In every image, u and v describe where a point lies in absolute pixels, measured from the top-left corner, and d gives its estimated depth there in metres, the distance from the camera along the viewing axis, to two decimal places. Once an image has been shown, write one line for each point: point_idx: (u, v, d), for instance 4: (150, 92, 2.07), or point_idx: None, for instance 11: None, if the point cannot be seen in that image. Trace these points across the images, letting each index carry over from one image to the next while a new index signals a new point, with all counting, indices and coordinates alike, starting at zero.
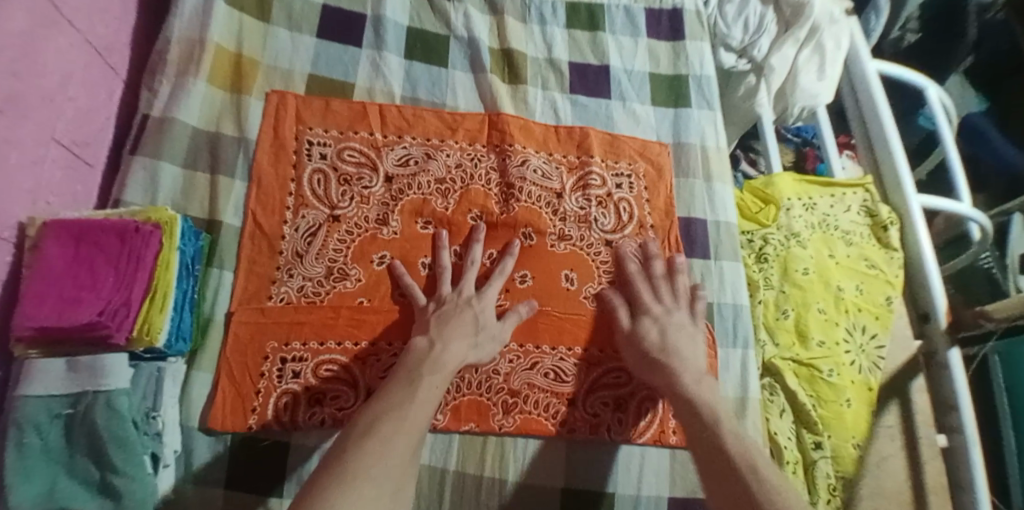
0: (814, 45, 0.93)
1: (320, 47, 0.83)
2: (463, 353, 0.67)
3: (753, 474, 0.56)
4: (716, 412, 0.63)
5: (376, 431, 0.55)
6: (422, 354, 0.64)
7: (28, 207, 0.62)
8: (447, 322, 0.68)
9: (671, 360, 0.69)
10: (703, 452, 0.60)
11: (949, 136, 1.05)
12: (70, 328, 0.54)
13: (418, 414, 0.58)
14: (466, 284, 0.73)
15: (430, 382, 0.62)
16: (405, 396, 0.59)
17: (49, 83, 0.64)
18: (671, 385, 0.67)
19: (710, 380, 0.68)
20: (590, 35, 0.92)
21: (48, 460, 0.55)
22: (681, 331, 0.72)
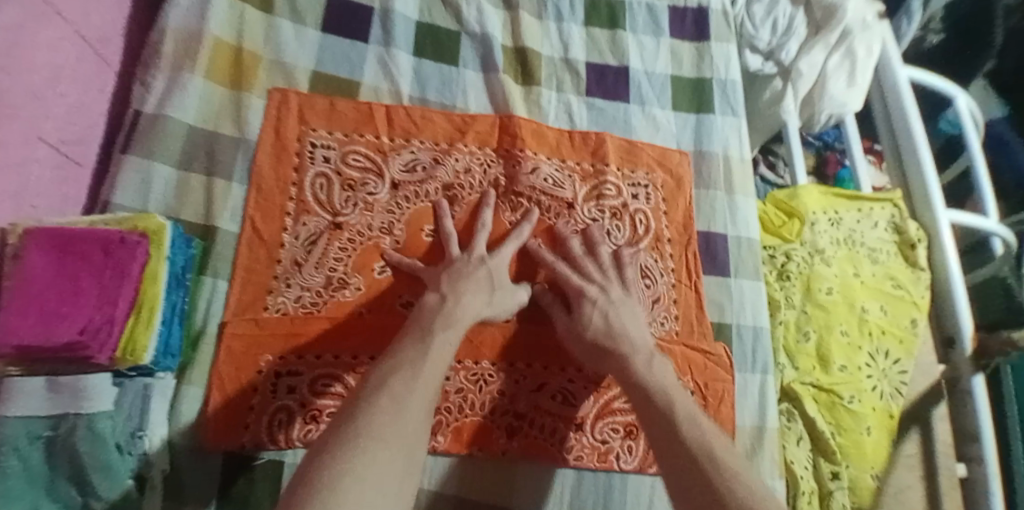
0: (845, 50, 0.88)
1: (324, 42, 0.79)
2: (477, 308, 0.63)
3: (712, 465, 0.50)
4: (670, 394, 0.58)
5: (387, 387, 0.50)
6: (435, 310, 0.60)
7: (10, 213, 0.58)
8: (459, 279, 0.64)
9: (623, 340, 0.63)
10: (660, 442, 0.54)
11: (976, 145, 1.00)
12: (49, 348, 0.50)
13: (432, 373, 0.53)
14: (479, 243, 0.69)
15: (443, 339, 0.57)
16: (418, 352, 0.55)
17: (36, 80, 0.60)
18: (622, 374, 0.61)
19: (660, 359, 0.63)
20: (609, 34, 0.87)
21: (31, 479, 0.52)
22: (641, 308, 0.67)
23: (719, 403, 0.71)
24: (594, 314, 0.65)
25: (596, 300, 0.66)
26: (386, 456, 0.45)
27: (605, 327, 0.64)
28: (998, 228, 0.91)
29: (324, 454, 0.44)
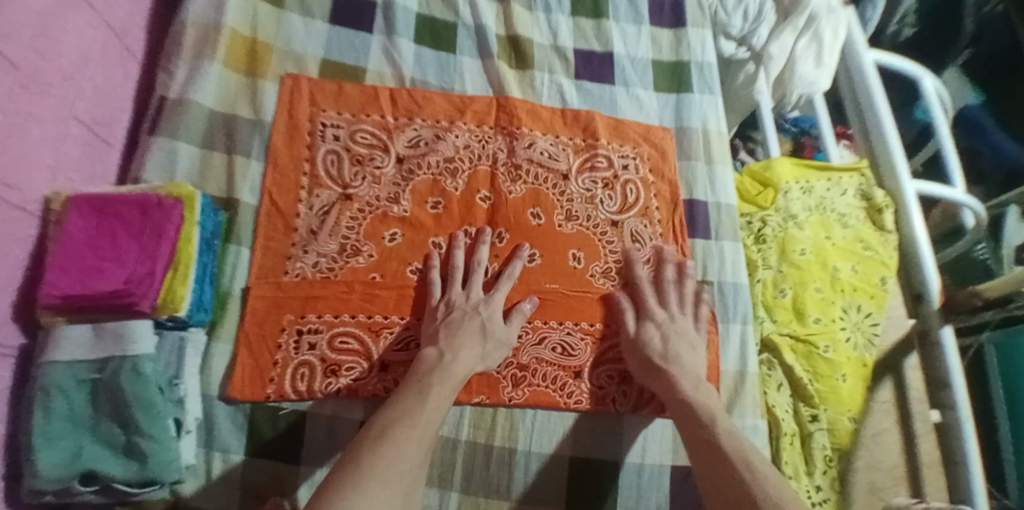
0: (811, 34, 0.96)
1: (332, 33, 0.86)
2: (473, 362, 0.68)
3: (746, 467, 0.59)
4: (713, 413, 0.66)
5: (389, 436, 0.57)
6: (432, 365, 0.66)
7: (50, 181, 0.64)
8: (455, 331, 0.69)
9: (670, 366, 0.71)
10: (703, 452, 0.63)
11: (946, 130, 1.09)
12: (95, 296, 0.57)
13: (427, 422, 0.60)
14: (473, 285, 0.74)
15: (440, 391, 0.64)
16: (416, 402, 0.62)
17: (69, 63, 0.66)
18: (670, 392, 0.69)
19: (707, 385, 0.70)
20: (594, 23, 0.94)
21: (75, 423, 0.57)
22: (679, 338, 0.74)
23: (704, 351, 0.77)
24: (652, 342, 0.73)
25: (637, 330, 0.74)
26: (387, 496, 0.52)
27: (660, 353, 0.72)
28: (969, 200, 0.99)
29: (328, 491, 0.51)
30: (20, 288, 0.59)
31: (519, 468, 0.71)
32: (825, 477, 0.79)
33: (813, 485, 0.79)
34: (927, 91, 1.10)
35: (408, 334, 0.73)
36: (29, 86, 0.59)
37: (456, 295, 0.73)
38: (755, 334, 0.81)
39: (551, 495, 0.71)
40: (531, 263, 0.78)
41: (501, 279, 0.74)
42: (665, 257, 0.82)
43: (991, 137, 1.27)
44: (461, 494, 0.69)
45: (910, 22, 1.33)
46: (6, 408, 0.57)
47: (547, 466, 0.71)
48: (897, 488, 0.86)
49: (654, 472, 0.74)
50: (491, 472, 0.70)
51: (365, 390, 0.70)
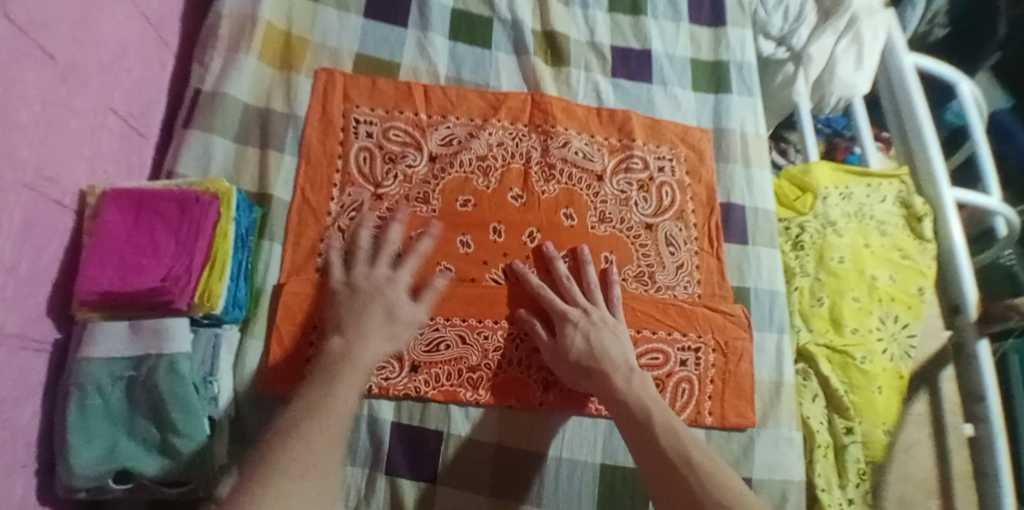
0: (852, 36, 0.93)
1: (367, 27, 0.84)
2: (382, 347, 0.65)
3: (690, 470, 0.58)
4: (647, 405, 0.64)
5: (296, 432, 0.54)
6: (337, 355, 0.61)
7: (87, 174, 0.63)
8: (362, 317, 0.65)
9: (600, 363, 0.68)
10: (641, 446, 0.62)
11: (982, 135, 1.05)
12: (135, 293, 0.56)
13: (337, 415, 0.56)
14: (381, 262, 0.70)
15: (350, 380, 0.60)
16: (323, 394, 0.58)
17: (106, 54, 0.65)
18: (604, 388, 0.67)
19: (640, 371, 0.69)
20: (632, 20, 0.92)
21: (111, 420, 0.57)
22: (600, 329, 0.70)
23: (738, 360, 0.76)
24: (576, 337, 0.69)
25: (577, 323, 0.70)
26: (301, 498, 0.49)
27: (586, 345, 0.69)
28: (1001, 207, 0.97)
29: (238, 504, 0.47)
30: (56, 281, 0.59)
31: (550, 470, 0.72)
32: (857, 490, 0.78)
33: (845, 498, 0.77)
34: (964, 96, 1.08)
35: (439, 335, 0.72)
36: (66, 77, 0.59)
37: (359, 273, 0.69)
38: (791, 344, 0.79)
39: (579, 499, 0.72)
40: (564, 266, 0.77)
41: (410, 256, 0.71)
42: (700, 262, 0.80)
43: (1022, 146, 1.27)
44: (489, 497, 0.70)
45: (941, 22, 1.29)
46: (42, 402, 0.58)
47: (577, 471, 0.72)
48: (929, 502, 0.84)
49: None
50: (520, 474, 0.71)
51: (397, 390, 0.70)
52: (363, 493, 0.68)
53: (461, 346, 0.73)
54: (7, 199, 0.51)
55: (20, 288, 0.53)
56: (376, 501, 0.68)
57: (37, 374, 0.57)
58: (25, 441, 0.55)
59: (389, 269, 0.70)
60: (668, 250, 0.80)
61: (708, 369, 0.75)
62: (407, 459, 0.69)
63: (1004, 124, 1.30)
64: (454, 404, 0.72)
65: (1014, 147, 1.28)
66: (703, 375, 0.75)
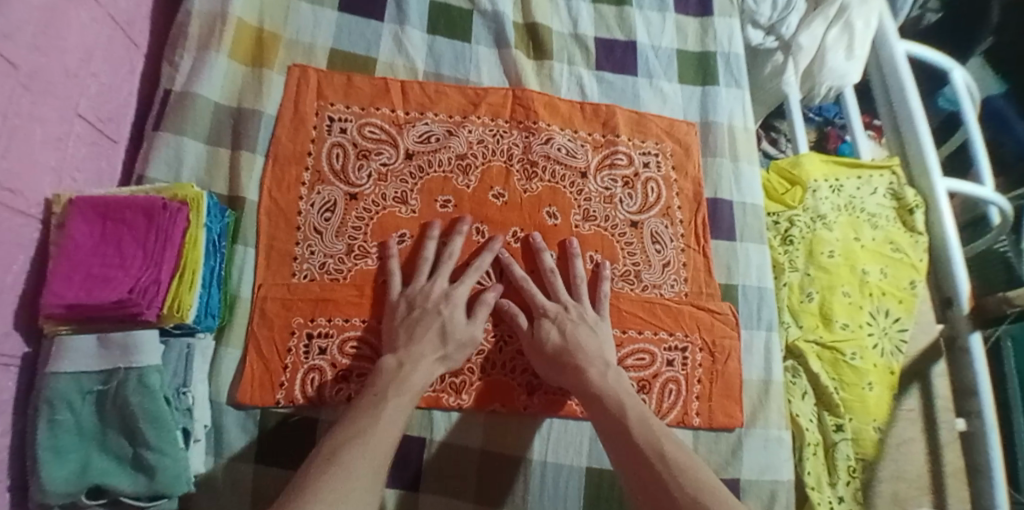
0: (842, 25, 0.91)
1: (342, 22, 0.82)
2: (430, 367, 0.65)
3: (660, 459, 0.55)
4: (621, 398, 0.62)
5: (338, 457, 0.51)
6: (390, 376, 0.62)
7: (53, 183, 0.61)
8: (415, 336, 0.66)
9: (575, 357, 0.66)
10: (614, 443, 0.59)
11: (974, 121, 1.03)
12: (100, 305, 0.54)
13: (382, 437, 0.55)
14: (439, 275, 0.71)
15: (399, 402, 0.59)
16: (369, 418, 0.57)
17: (72, 59, 0.63)
18: (579, 383, 0.65)
19: (618, 368, 0.67)
20: (616, 10, 0.90)
21: (81, 436, 0.55)
22: (578, 324, 0.70)
23: (726, 359, 0.74)
24: (552, 329, 0.69)
25: (555, 316, 0.70)
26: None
27: (562, 335, 0.68)
28: (997, 197, 0.93)
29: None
30: (23, 295, 0.57)
31: (536, 476, 0.71)
32: (848, 488, 0.77)
33: (835, 496, 0.76)
34: (957, 83, 1.05)
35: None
36: (31, 85, 0.56)
37: (416, 288, 0.70)
38: (780, 342, 0.78)
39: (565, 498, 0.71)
40: None
41: (468, 272, 0.71)
42: (688, 260, 0.78)
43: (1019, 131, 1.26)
44: (474, 504, 0.69)
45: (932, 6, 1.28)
46: (13, 420, 0.56)
47: (564, 475, 0.71)
48: (922, 499, 0.83)
49: None
50: (506, 482, 0.70)
51: None
52: None
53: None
54: None
55: None
56: None
57: (5, 392, 0.55)
58: None
59: (427, 280, 0.71)
60: (654, 248, 0.78)
61: (700, 371, 0.73)
62: (390, 469, 0.68)
63: (998, 108, 1.30)
64: (437, 409, 0.70)
65: (1008, 132, 1.29)
66: (690, 375, 0.73)
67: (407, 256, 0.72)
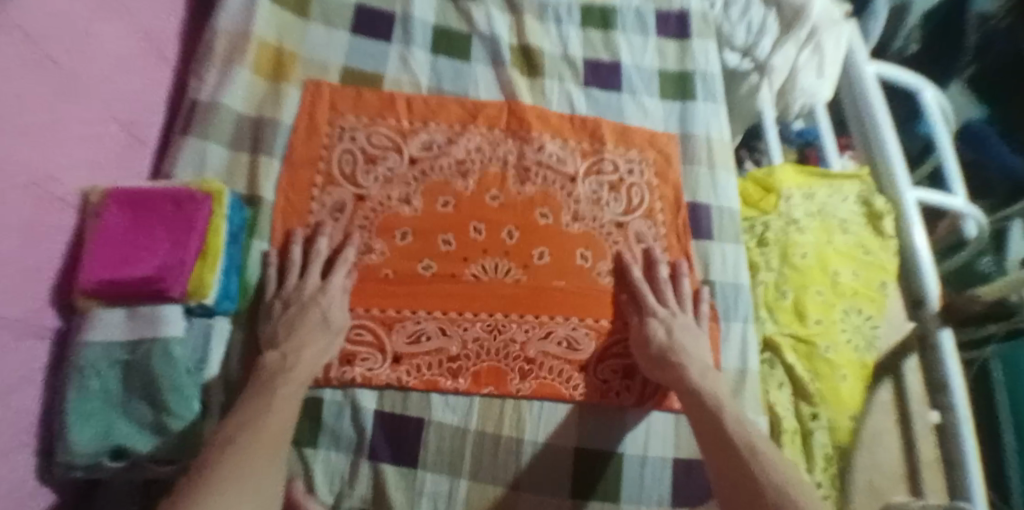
0: (813, 46, 0.99)
1: (353, 42, 0.90)
2: (317, 358, 0.69)
3: (751, 454, 0.62)
4: (719, 399, 0.69)
5: (234, 443, 0.58)
6: (275, 368, 0.66)
7: (89, 176, 0.68)
8: (295, 329, 0.69)
9: (678, 357, 0.73)
10: (707, 434, 0.66)
11: (946, 142, 1.14)
12: (132, 281, 0.60)
13: (278, 422, 0.61)
14: (311, 272, 0.74)
15: (286, 391, 0.64)
16: (262, 404, 0.62)
17: (108, 66, 0.71)
18: (680, 381, 0.71)
19: (714, 372, 0.73)
20: (603, 34, 0.98)
21: (106, 403, 0.60)
22: (682, 329, 0.76)
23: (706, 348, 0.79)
24: (658, 328, 0.76)
25: (661, 317, 0.77)
26: (240, 497, 0.54)
27: (667, 335, 0.75)
28: (970, 209, 1.05)
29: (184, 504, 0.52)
30: (60, 274, 0.63)
31: (526, 460, 0.73)
32: (824, 475, 0.81)
33: (812, 482, 0.81)
34: (928, 102, 1.16)
35: (420, 327, 0.76)
36: (71, 86, 0.64)
37: (291, 286, 0.73)
38: (755, 334, 0.83)
39: (560, 479, 0.73)
40: (540, 261, 0.81)
41: (336, 266, 0.75)
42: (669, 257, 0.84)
43: (995, 148, 1.37)
44: (470, 481, 0.72)
45: (915, 38, 1.39)
46: (42, 388, 0.61)
47: (557, 459, 0.73)
48: (897, 488, 0.86)
49: (656, 465, 0.75)
50: (502, 465, 0.73)
51: (379, 379, 0.73)
52: (347, 477, 0.71)
53: (441, 338, 0.76)
54: (12, 195, 0.55)
55: (24, 279, 0.58)
56: (360, 486, 0.71)
57: (41, 359, 0.61)
58: (26, 421, 0.58)
59: (320, 278, 0.74)
60: (639, 245, 0.84)
61: (586, 354, 0.78)
62: (391, 448, 0.72)
63: (979, 131, 1.39)
64: (435, 393, 0.74)
65: (988, 154, 1.38)
66: None
67: (291, 258, 0.75)
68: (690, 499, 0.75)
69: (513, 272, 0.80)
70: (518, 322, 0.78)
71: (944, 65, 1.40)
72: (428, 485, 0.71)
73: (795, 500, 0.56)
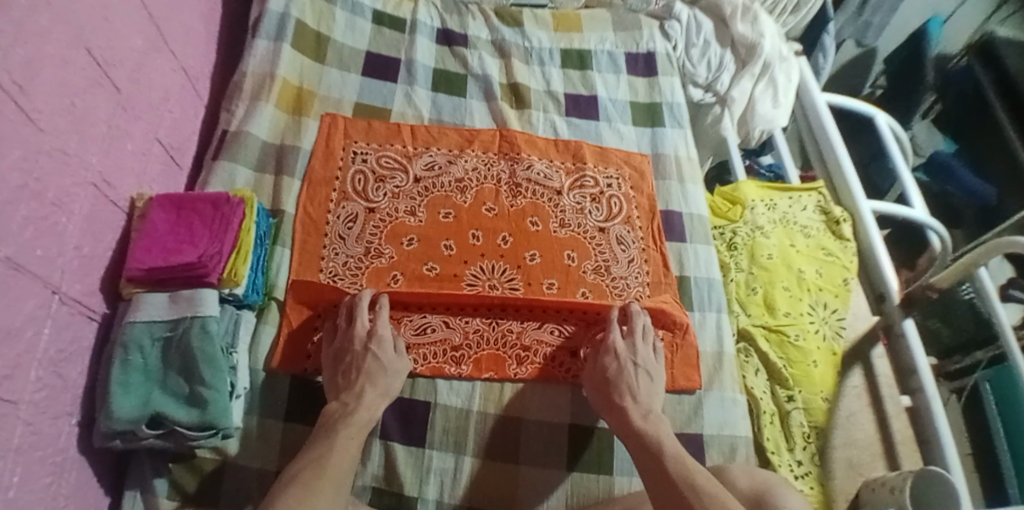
0: (767, 78, 1.16)
1: (364, 83, 1.04)
2: (376, 405, 0.73)
3: (692, 491, 0.64)
4: (660, 438, 0.71)
5: (300, 484, 0.62)
6: (337, 415, 0.71)
7: (136, 187, 0.78)
8: (352, 380, 0.74)
9: (625, 399, 0.75)
10: (653, 477, 0.68)
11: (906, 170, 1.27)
12: (177, 267, 0.69)
13: (338, 465, 0.66)
14: (359, 316, 0.78)
15: (347, 434, 0.69)
16: (324, 447, 0.67)
17: (156, 97, 0.83)
18: (623, 423, 0.74)
19: (657, 414, 0.75)
20: (581, 73, 1.13)
21: (146, 376, 0.67)
22: (637, 370, 0.78)
23: (684, 333, 0.87)
24: (612, 362, 0.78)
25: (619, 354, 0.79)
26: None
27: (619, 372, 0.77)
28: (933, 222, 1.13)
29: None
30: (108, 267, 0.72)
31: (524, 434, 0.80)
32: (805, 452, 0.88)
33: (794, 460, 0.87)
34: (881, 126, 1.31)
35: (425, 320, 0.83)
36: (127, 108, 0.76)
37: (342, 333, 0.78)
38: (729, 323, 0.92)
39: (555, 445, 0.80)
40: (532, 262, 0.90)
41: (377, 315, 0.79)
42: (648, 257, 0.94)
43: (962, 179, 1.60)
44: (478, 459, 0.78)
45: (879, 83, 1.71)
46: (87, 366, 0.68)
47: (551, 433, 0.80)
48: (875, 464, 0.92)
49: None
50: (505, 437, 0.79)
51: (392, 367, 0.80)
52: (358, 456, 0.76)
53: (445, 329, 0.83)
54: (80, 193, 0.66)
55: (81, 264, 0.66)
56: (372, 464, 0.76)
57: (87, 339, 0.68)
58: (73, 393, 0.65)
59: (369, 319, 0.78)
60: (620, 248, 0.94)
61: (577, 341, 0.85)
62: (402, 428, 0.78)
63: (946, 161, 1.62)
64: (440, 379, 0.81)
65: (955, 183, 1.61)
66: None
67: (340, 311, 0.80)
68: None
69: (508, 272, 0.89)
70: (515, 315, 0.85)
71: (903, 107, 1.67)
72: (435, 462, 0.77)
73: None
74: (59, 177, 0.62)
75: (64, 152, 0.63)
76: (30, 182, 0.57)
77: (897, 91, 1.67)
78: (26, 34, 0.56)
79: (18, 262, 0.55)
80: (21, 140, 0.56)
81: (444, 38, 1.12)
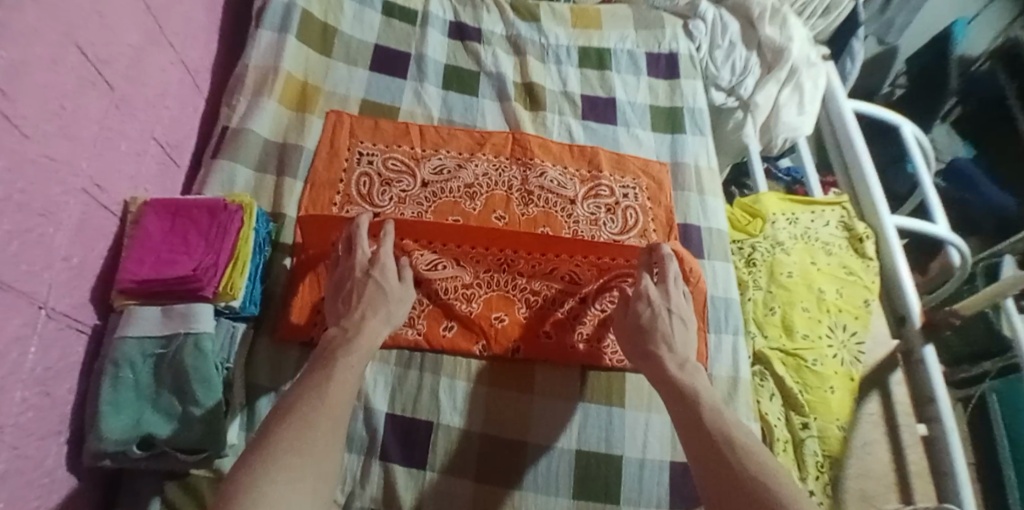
0: (793, 85, 1.10)
1: (372, 78, 0.99)
2: (379, 329, 0.70)
3: (727, 443, 0.59)
4: (697, 390, 0.67)
5: (296, 413, 0.58)
6: (338, 341, 0.67)
7: (130, 190, 0.75)
8: (352, 305, 0.72)
9: (660, 347, 0.73)
10: (687, 429, 0.63)
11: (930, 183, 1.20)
12: (172, 280, 0.67)
13: (336, 395, 0.61)
14: (361, 245, 0.76)
15: (349, 364, 0.64)
16: (322, 376, 0.62)
17: (152, 92, 0.79)
18: (659, 371, 0.71)
19: (694, 365, 0.72)
20: (599, 73, 1.08)
21: (138, 394, 0.64)
22: (671, 316, 0.75)
23: (695, 280, 0.87)
24: (645, 310, 0.75)
25: (652, 300, 0.76)
26: (301, 475, 0.53)
27: (652, 319, 0.75)
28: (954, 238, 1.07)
29: (237, 479, 0.51)
30: (99, 280, 0.68)
31: (529, 459, 0.77)
32: (817, 482, 0.85)
33: (807, 490, 0.83)
34: (907, 136, 1.25)
35: (436, 257, 0.84)
36: (121, 106, 0.71)
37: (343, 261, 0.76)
38: (745, 347, 0.88)
39: (559, 468, 0.77)
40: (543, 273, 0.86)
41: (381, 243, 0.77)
42: None
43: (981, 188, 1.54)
44: (474, 482, 0.75)
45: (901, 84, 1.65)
46: (77, 382, 0.65)
47: (557, 458, 0.77)
48: (889, 496, 0.91)
49: (655, 468, 0.78)
50: (509, 461, 0.76)
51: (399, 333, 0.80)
52: (357, 476, 0.73)
53: (455, 267, 0.85)
54: (68, 201, 0.62)
55: (70, 277, 0.63)
56: (370, 485, 0.73)
57: (77, 354, 0.65)
58: (61, 412, 0.62)
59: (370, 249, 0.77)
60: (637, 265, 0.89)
61: (586, 286, 0.87)
62: (401, 449, 0.75)
63: (966, 169, 1.57)
64: (443, 398, 0.78)
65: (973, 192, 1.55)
66: None
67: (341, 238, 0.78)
68: (688, 501, 0.78)
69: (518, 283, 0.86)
70: (526, 258, 0.85)
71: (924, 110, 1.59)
72: (436, 486, 0.74)
73: (776, 491, 0.52)
74: (47, 186, 0.58)
75: (51, 159, 0.59)
76: (14, 193, 0.53)
77: (920, 93, 1.60)
78: (12, 35, 0.52)
79: (2, 280, 0.52)
80: (5, 149, 0.52)
81: (456, 32, 1.06)
